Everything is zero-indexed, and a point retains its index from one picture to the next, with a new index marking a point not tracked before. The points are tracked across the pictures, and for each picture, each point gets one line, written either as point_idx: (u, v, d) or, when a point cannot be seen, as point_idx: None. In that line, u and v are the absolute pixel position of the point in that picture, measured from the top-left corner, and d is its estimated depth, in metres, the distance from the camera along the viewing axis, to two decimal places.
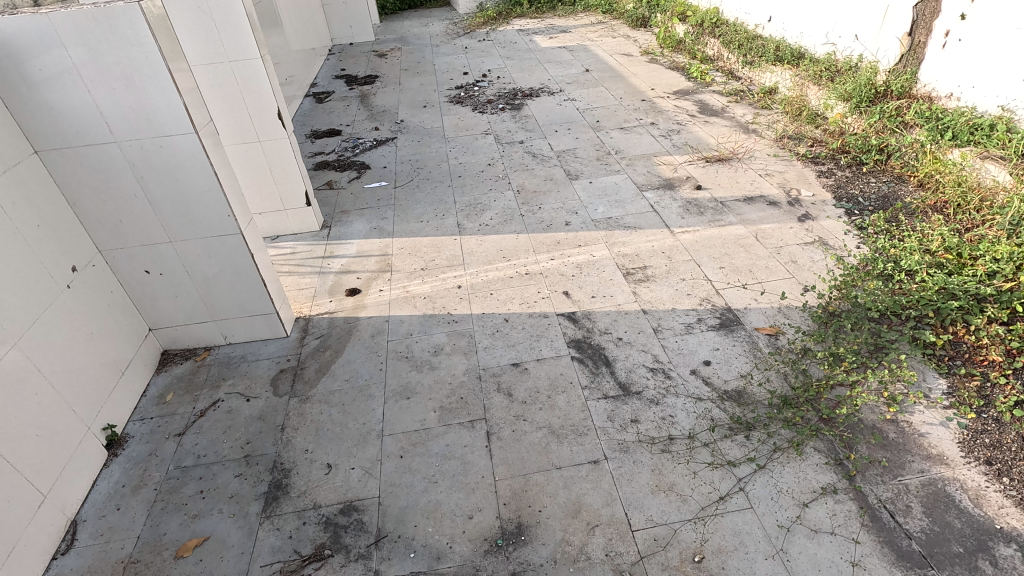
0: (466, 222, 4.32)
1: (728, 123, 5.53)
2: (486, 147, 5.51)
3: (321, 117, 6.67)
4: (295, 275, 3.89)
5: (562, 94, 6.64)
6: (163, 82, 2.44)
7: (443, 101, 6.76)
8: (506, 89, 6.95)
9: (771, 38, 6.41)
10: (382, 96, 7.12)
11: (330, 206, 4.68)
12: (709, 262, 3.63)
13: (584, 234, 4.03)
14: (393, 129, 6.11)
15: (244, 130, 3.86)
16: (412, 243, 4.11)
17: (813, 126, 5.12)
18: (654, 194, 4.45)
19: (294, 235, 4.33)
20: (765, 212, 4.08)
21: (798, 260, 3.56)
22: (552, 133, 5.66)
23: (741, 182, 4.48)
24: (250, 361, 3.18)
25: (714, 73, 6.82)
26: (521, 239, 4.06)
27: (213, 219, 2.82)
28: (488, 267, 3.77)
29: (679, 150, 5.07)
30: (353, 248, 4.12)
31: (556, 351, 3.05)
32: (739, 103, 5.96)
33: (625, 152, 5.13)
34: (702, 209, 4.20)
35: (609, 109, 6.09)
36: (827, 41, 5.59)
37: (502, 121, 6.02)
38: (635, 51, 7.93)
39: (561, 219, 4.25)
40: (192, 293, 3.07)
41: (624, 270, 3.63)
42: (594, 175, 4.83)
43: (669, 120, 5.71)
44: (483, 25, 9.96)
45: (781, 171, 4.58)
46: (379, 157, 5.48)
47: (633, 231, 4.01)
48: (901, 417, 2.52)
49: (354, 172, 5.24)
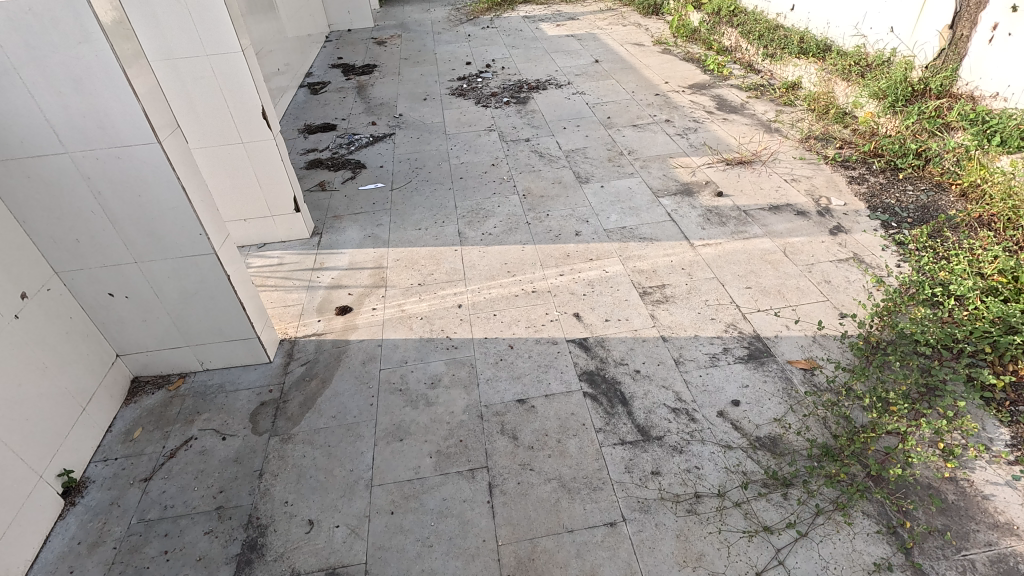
0: (468, 230, 4.00)
1: (749, 120, 5.17)
2: (489, 145, 5.17)
3: (316, 110, 6.31)
4: (281, 290, 3.59)
5: (571, 87, 6.26)
6: (118, 85, 2.11)
7: (444, 94, 6.40)
8: (511, 80, 6.58)
9: (794, 28, 6.01)
10: (381, 88, 6.76)
11: (322, 211, 4.36)
12: (733, 281, 3.30)
13: (597, 247, 3.71)
14: (391, 124, 5.76)
15: (224, 131, 3.53)
16: (409, 254, 3.80)
17: (840, 125, 4.79)
18: (671, 201, 4.11)
19: (282, 243, 4.02)
20: (794, 223, 3.75)
21: (832, 280, 3.24)
22: (560, 130, 5.31)
23: (765, 189, 4.14)
24: (228, 392, 2.88)
25: (732, 66, 6.44)
26: (527, 251, 3.74)
27: (183, 238, 2.51)
28: (491, 283, 3.45)
29: (697, 152, 4.72)
30: (345, 259, 3.81)
31: (566, 385, 2.74)
32: (760, 99, 5.59)
33: (639, 153, 4.79)
34: (724, 218, 3.87)
35: (621, 104, 5.72)
36: (856, 33, 5.21)
37: (507, 117, 5.67)
38: (647, 41, 7.53)
39: (570, 228, 3.93)
40: (162, 317, 2.77)
41: (640, 289, 3.31)
42: (606, 178, 4.49)
43: (685, 117, 5.34)
44: (487, 12, 9.53)
45: (809, 176, 4.24)
46: (376, 155, 5.15)
47: (649, 244, 3.69)
48: (960, 474, 2.21)
49: (348, 171, 4.90)
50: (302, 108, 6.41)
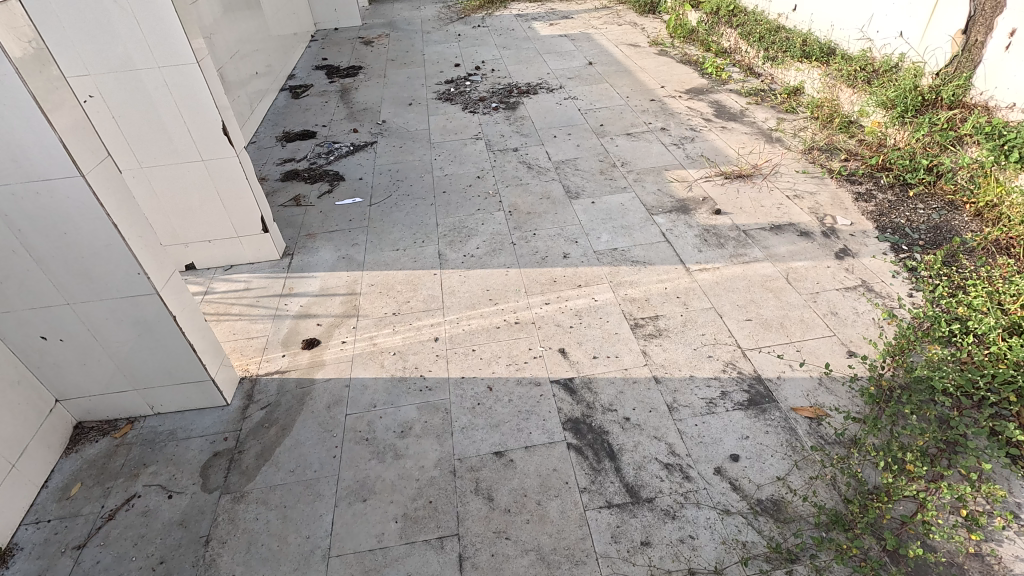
0: (449, 251, 3.74)
1: (749, 129, 4.91)
2: (475, 155, 4.90)
3: (296, 115, 6.04)
4: (245, 319, 3.33)
5: (563, 92, 5.99)
6: (31, 114, 1.85)
7: (430, 98, 6.12)
8: (501, 84, 6.30)
9: (796, 30, 5.75)
10: (365, 91, 6.48)
11: (294, 229, 4.09)
12: (732, 312, 3.05)
13: (586, 271, 3.46)
14: (373, 131, 5.49)
15: (182, 147, 3.26)
16: (384, 279, 3.54)
17: (846, 135, 4.53)
18: (665, 218, 3.86)
19: (250, 265, 3.76)
20: (797, 245, 3.50)
21: (839, 312, 2.99)
22: (550, 138, 5.05)
23: (766, 206, 3.89)
24: (179, 440, 2.63)
25: (731, 69, 6.17)
26: (511, 276, 3.48)
27: (121, 278, 2.25)
28: (470, 313, 3.20)
29: (694, 163, 4.46)
30: (316, 284, 3.55)
31: (548, 434, 2.49)
32: (760, 105, 5.33)
33: (632, 165, 4.53)
34: (722, 239, 3.61)
35: (614, 111, 5.46)
36: (862, 36, 4.95)
37: (495, 124, 5.40)
38: (643, 41, 7.26)
39: (558, 249, 3.67)
40: (105, 360, 2.51)
41: (631, 321, 3.06)
42: (597, 192, 4.23)
43: (682, 125, 5.08)
44: (479, 9, 9.24)
45: (812, 192, 3.98)
46: (355, 166, 4.88)
47: (641, 268, 3.44)
48: (985, 548, 1.98)
49: (325, 184, 4.63)
50: (281, 114, 6.13)
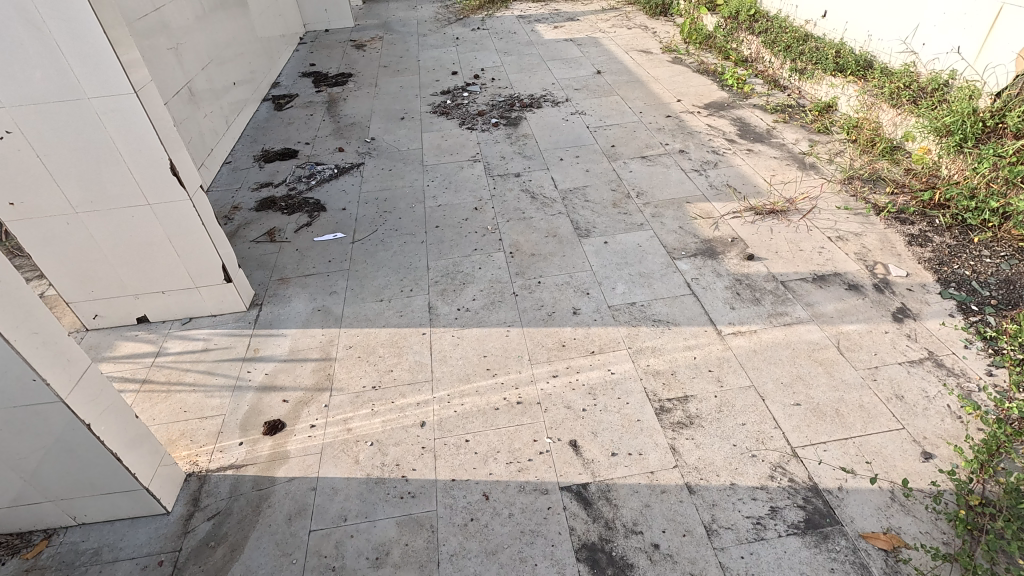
0: (441, 303, 3.25)
1: (779, 153, 4.40)
2: (473, 181, 4.40)
3: (277, 130, 5.52)
4: (200, 390, 2.84)
5: (569, 105, 5.48)
6: None
7: (424, 111, 5.61)
8: (501, 96, 5.78)
9: (826, 39, 5.22)
10: (354, 103, 5.97)
11: (266, 272, 3.60)
12: (775, 393, 2.56)
13: (600, 332, 2.96)
14: (360, 151, 4.98)
15: (124, 190, 2.76)
16: (365, 339, 3.05)
17: (890, 163, 4.03)
18: (690, 264, 3.36)
19: (212, 318, 3.27)
20: (845, 302, 3.00)
21: (905, 395, 2.49)
22: (556, 162, 4.54)
23: (805, 250, 3.38)
24: (104, 564, 2.14)
25: (753, 81, 5.65)
26: (513, 337, 2.98)
27: (13, 386, 1.76)
28: (464, 389, 2.70)
29: (719, 194, 3.96)
30: (285, 344, 3.06)
31: (559, 568, 2.00)
32: (788, 123, 4.82)
33: (649, 195, 4.02)
34: (757, 293, 3.12)
35: (627, 129, 4.94)
36: (906, 48, 4.42)
37: (495, 143, 4.89)
38: (655, 47, 6.75)
39: (566, 303, 3.17)
40: (7, 474, 2.02)
41: (655, 403, 2.56)
42: (609, 230, 3.72)
43: (702, 147, 4.57)
44: (479, 10, 8.70)
45: (858, 233, 3.48)
46: (339, 192, 4.38)
47: (664, 330, 2.94)
48: None
49: (304, 216, 4.13)
50: (262, 127, 5.61)
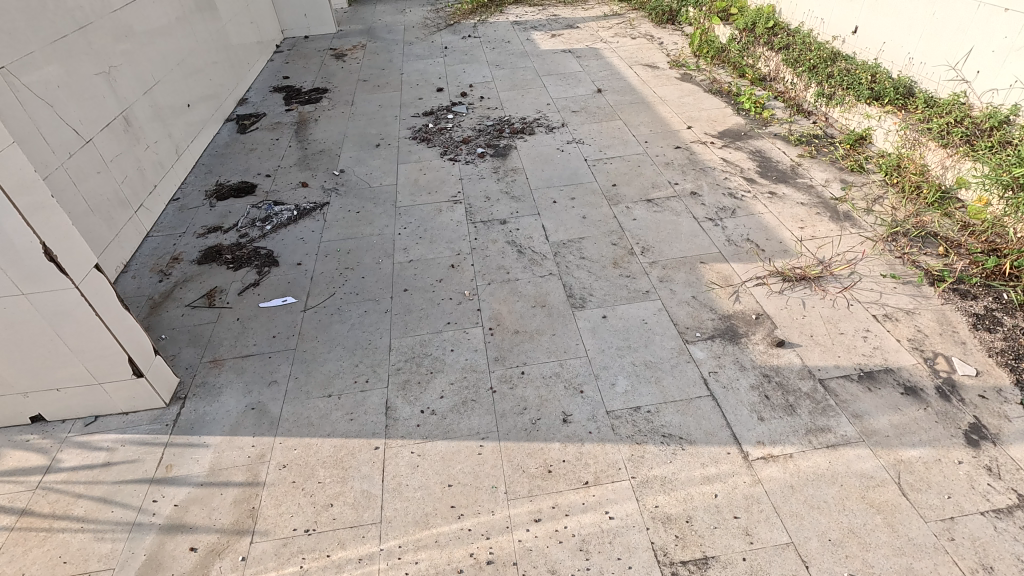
0: (400, 401, 2.65)
1: (806, 198, 3.79)
2: (451, 229, 3.80)
3: (237, 158, 4.91)
4: (91, 527, 2.25)
5: (565, 131, 4.86)
6: None
7: (403, 137, 5.00)
8: (490, 118, 5.16)
9: (857, 60, 4.59)
10: (325, 125, 5.36)
11: (195, 352, 3.00)
12: (822, 557, 1.96)
13: (595, 451, 2.36)
14: (326, 186, 4.37)
15: None
16: (304, 454, 2.45)
17: (942, 215, 3.42)
18: (706, 352, 2.76)
19: (123, 417, 2.68)
20: (903, 414, 2.39)
21: (995, 567, 1.89)
22: (548, 205, 3.94)
23: (847, 334, 2.78)
24: None
25: (773, 105, 5.03)
26: (487, 455, 2.38)
27: None
28: (420, 539, 2.11)
29: (738, 252, 3.35)
30: (206, 459, 2.46)
31: None
32: (816, 158, 4.20)
33: (656, 252, 3.42)
34: (791, 396, 2.51)
35: (630, 163, 4.32)
36: (956, 76, 3.77)
37: (479, 180, 4.29)
38: (662, 60, 6.13)
39: (555, 404, 2.57)
40: None
41: (666, 569, 1.97)
42: (609, 299, 3.12)
43: (717, 189, 3.96)
44: (471, 16, 8.08)
45: (909, 311, 2.87)
46: (295, 241, 3.78)
47: (677, 450, 2.34)
48: None
49: (251, 272, 3.54)
50: (220, 154, 5.00)
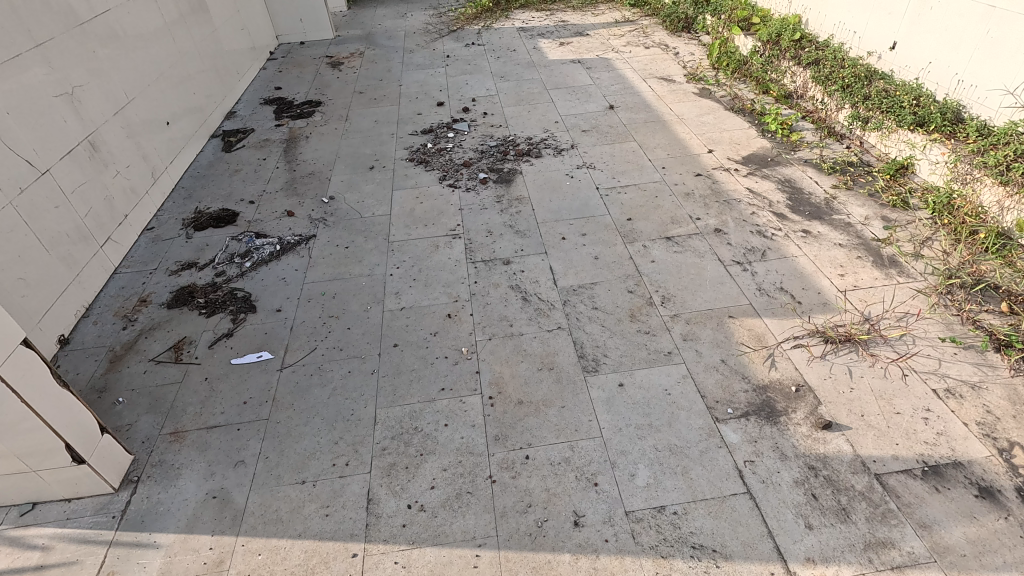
0: (384, 492, 2.27)
1: (844, 238, 3.40)
2: (448, 270, 3.42)
3: (220, 180, 4.54)
4: None
5: (575, 153, 4.48)
6: None
7: (399, 158, 4.62)
8: (493, 138, 4.78)
9: (897, 79, 4.18)
10: (316, 143, 4.99)
11: (154, 421, 2.63)
12: None
13: (613, 567, 1.98)
14: (313, 216, 4.00)
15: None
16: (270, 561, 2.08)
17: (1004, 263, 3.01)
18: (741, 435, 2.37)
19: (64, 505, 2.32)
20: (980, 525, 2.01)
21: None
22: (556, 242, 3.56)
23: (904, 414, 2.39)
24: None
25: (801, 126, 4.63)
26: (484, 569, 2.01)
27: None
28: None
29: (773, 306, 2.96)
30: (154, 565, 2.10)
31: None
32: (852, 190, 3.80)
33: (679, 303, 3.03)
34: (845, 497, 2.13)
35: (646, 193, 3.94)
36: (1014, 103, 3.36)
37: (481, 211, 3.91)
38: (678, 72, 5.74)
39: (566, 500, 2.19)
40: None
41: None
42: (626, 362, 2.74)
43: (744, 225, 3.57)
44: (474, 22, 7.71)
45: (975, 385, 2.48)
46: (276, 282, 3.41)
47: (711, 569, 1.96)
48: None
49: (225, 320, 3.17)
50: (203, 175, 4.64)
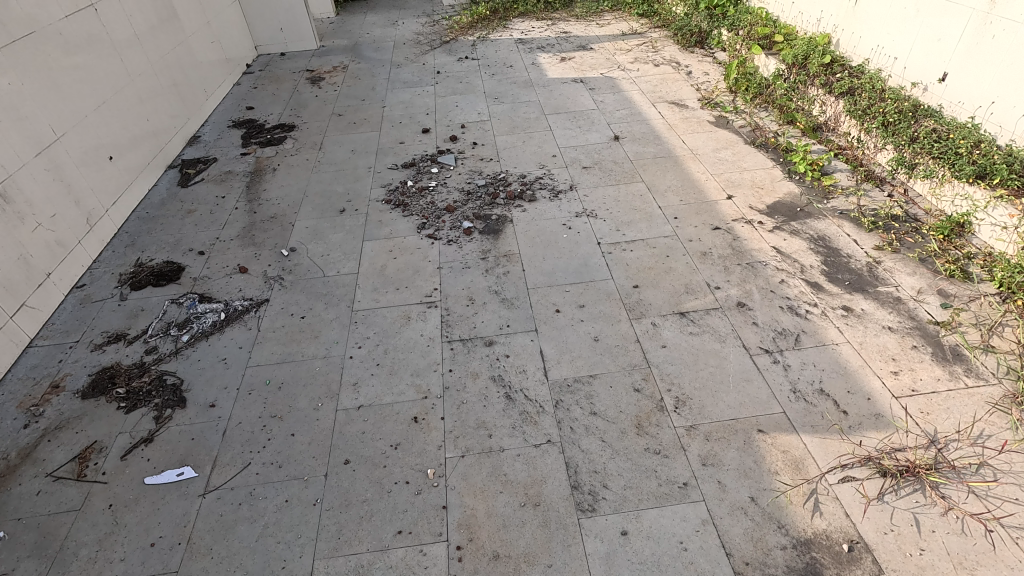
0: None
1: (895, 319, 2.83)
2: (419, 352, 2.86)
3: (170, 223, 4.00)
4: None
5: (574, 196, 3.92)
6: None
7: (375, 199, 4.07)
8: (482, 175, 4.22)
9: (950, 117, 3.59)
10: (284, 177, 4.43)
11: (37, 570, 2.10)
12: None
13: None
14: (270, 274, 3.45)
15: None
16: None
17: None
18: None
19: None
20: None
21: None
22: (548, 316, 3.00)
23: None
24: None
25: (834, 167, 4.05)
26: None
27: None
28: None
29: (813, 417, 2.40)
30: None
31: None
32: (900, 252, 3.24)
33: (696, 410, 2.48)
34: None
35: (655, 251, 3.38)
36: None
37: (463, 271, 3.35)
38: (692, 96, 5.16)
39: None
40: None
41: None
42: (631, 497, 2.18)
43: (772, 298, 3.01)
44: (470, 31, 7.16)
45: None
46: (215, 366, 2.86)
47: None
48: None
49: (147, 418, 2.63)
50: (152, 217, 4.10)
